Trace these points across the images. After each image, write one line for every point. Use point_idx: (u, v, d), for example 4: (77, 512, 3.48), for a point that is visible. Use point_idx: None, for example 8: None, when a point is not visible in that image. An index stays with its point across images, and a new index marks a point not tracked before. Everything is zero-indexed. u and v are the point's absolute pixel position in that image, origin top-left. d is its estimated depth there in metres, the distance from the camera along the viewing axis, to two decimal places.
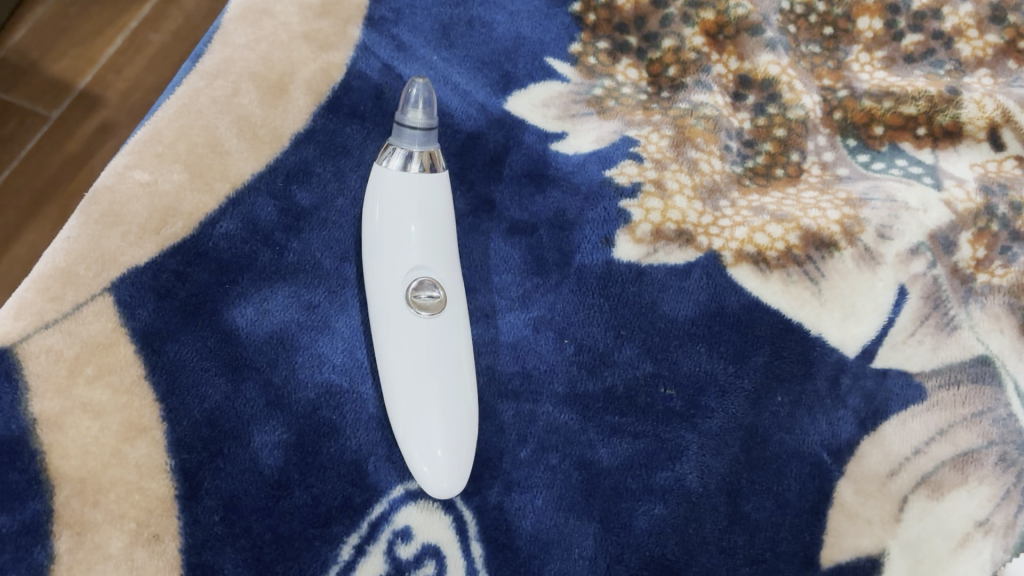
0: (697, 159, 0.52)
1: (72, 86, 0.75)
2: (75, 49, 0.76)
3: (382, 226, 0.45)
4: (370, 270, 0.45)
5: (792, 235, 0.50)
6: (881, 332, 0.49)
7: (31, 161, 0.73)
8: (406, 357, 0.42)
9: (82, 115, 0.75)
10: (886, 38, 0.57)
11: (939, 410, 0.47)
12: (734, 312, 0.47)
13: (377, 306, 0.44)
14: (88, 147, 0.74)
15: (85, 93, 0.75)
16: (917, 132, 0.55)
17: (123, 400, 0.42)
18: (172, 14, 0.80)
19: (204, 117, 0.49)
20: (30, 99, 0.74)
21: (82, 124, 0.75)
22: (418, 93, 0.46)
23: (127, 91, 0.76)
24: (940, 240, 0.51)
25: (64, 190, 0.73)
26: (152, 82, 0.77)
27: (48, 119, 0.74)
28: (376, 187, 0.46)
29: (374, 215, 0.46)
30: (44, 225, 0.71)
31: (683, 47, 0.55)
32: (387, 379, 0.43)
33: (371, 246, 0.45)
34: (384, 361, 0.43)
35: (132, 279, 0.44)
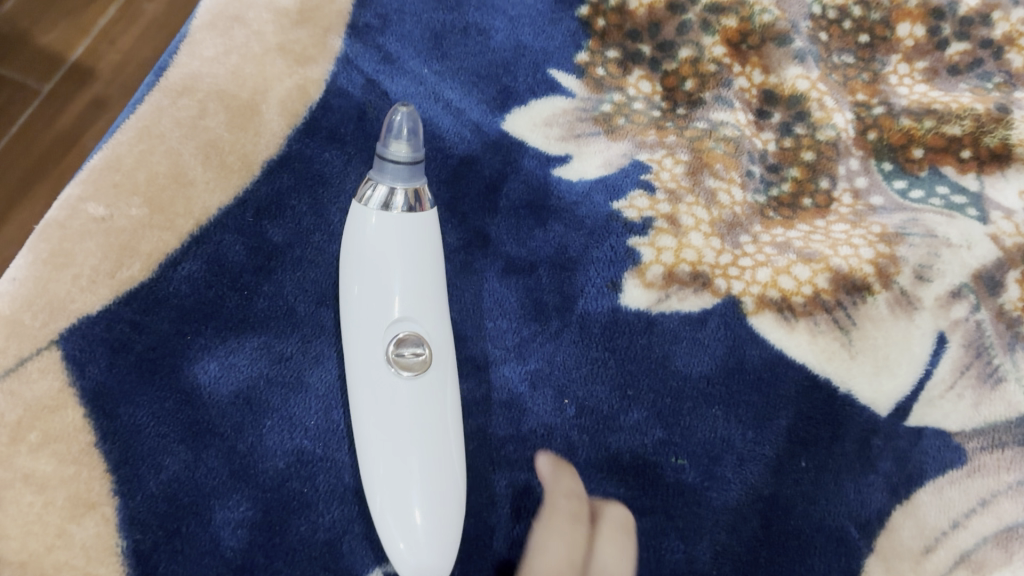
0: (716, 190, 0.47)
1: (64, 57, 0.70)
2: (67, 19, 0.71)
3: (360, 272, 0.40)
4: (348, 322, 0.40)
5: (821, 278, 0.45)
6: (916, 385, 0.44)
7: (24, 136, 0.68)
8: (382, 423, 0.38)
9: (72, 90, 0.70)
10: (928, 47, 0.51)
11: (981, 476, 0.43)
12: (754, 369, 0.43)
13: (353, 362, 0.39)
14: (81, 122, 0.69)
15: (78, 65, 0.70)
16: (961, 155, 0.49)
17: (70, 471, 0.38)
18: None
19: (166, 142, 0.44)
20: (23, 70, 0.69)
21: (75, 100, 0.70)
22: (402, 121, 0.41)
23: (121, 64, 0.71)
24: (985, 280, 0.46)
25: (57, 168, 0.68)
26: (146, 55, 0.72)
27: (40, 92, 0.69)
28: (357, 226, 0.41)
29: (352, 259, 0.41)
30: (35, 203, 0.67)
31: (701, 59, 0.50)
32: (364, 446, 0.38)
33: (348, 294, 0.40)
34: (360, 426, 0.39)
35: (83, 331, 0.40)
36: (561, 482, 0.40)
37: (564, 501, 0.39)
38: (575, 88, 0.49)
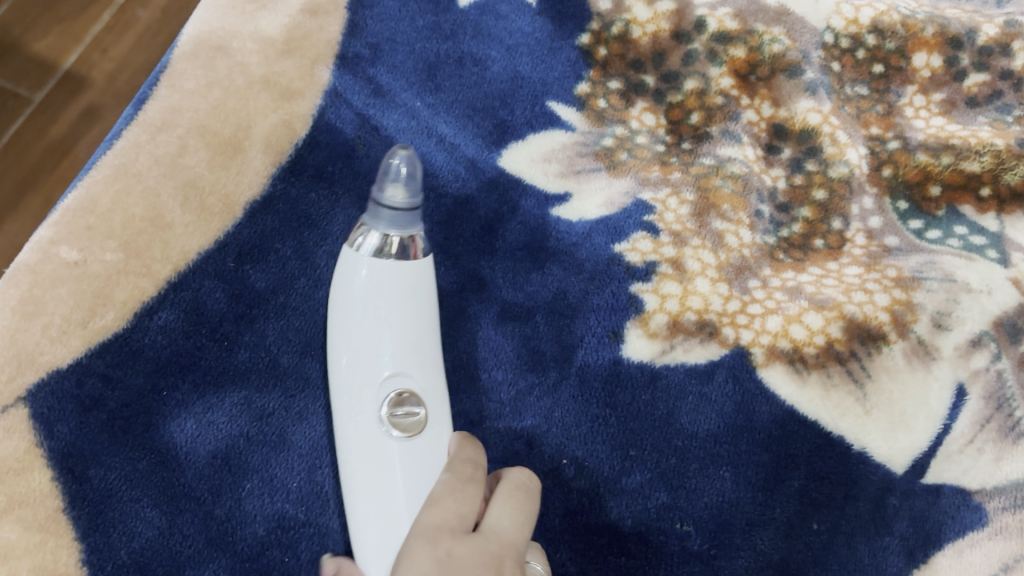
0: (723, 232, 0.44)
1: (56, 64, 0.65)
2: (58, 22, 0.65)
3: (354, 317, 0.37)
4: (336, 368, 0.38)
5: (834, 327, 0.42)
6: (935, 441, 0.42)
7: (10, 148, 0.63)
8: (372, 489, 0.36)
9: (65, 97, 0.64)
10: (945, 77, 0.49)
11: (1004, 538, 0.41)
12: (765, 426, 0.40)
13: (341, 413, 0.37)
14: (73, 132, 0.64)
15: (70, 74, 0.65)
16: (980, 193, 0.47)
17: (36, 539, 0.35)
18: None
19: (143, 181, 0.41)
20: (12, 77, 0.64)
21: (66, 108, 0.64)
22: (400, 165, 0.38)
23: (115, 72, 0.65)
24: (1006, 327, 0.44)
25: (47, 182, 0.63)
26: (141, 62, 0.66)
27: (31, 101, 0.64)
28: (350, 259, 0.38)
29: (342, 296, 0.38)
30: (23, 220, 0.62)
31: (708, 90, 0.48)
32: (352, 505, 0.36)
33: (338, 335, 0.38)
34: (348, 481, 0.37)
35: (52, 386, 0.37)
36: (455, 450, 0.37)
37: (459, 465, 0.36)
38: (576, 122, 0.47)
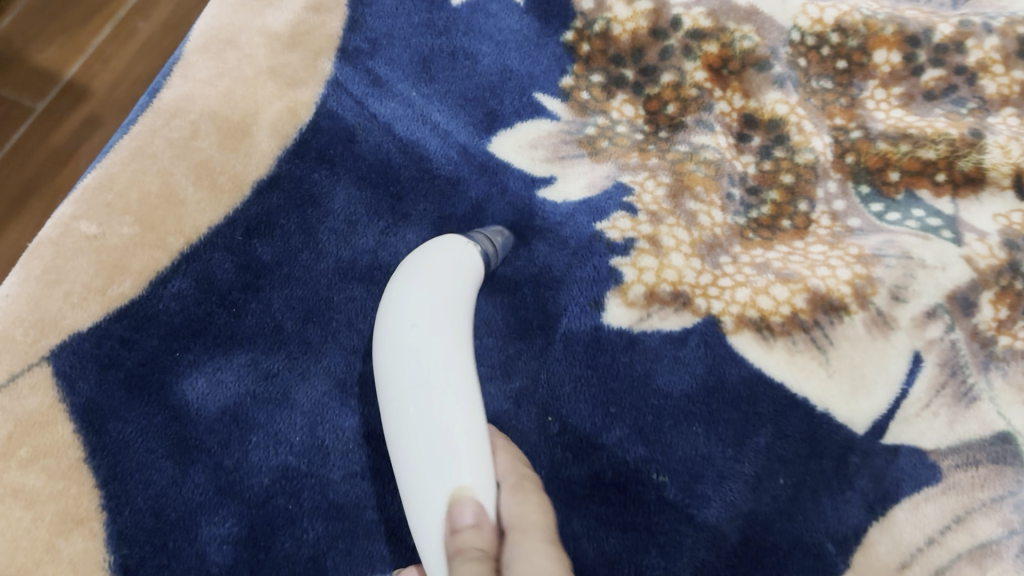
0: (696, 212, 0.48)
1: (60, 75, 0.71)
2: (63, 38, 0.72)
3: (445, 286, 0.40)
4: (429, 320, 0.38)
5: (799, 298, 0.46)
6: (893, 404, 0.45)
7: (16, 154, 0.69)
8: (463, 424, 0.35)
9: (68, 106, 0.70)
10: (904, 73, 0.51)
11: (955, 493, 0.43)
12: (734, 387, 0.44)
13: (432, 352, 0.37)
14: (74, 139, 0.70)
15: (71, 84, 0.71)
16: (936, 178, 0.50)
17: (59, 487, 0.38)
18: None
19: (158, 162, 0.45)
20: (18, 88, 0.70)
21: (69, 117, 0.70)
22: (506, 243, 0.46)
23: (115, 82, 0.71)
24: (959, 301, 0.47)
25: (49, 185, 0.68)
26: (140, 73, 0.72)
27: (33, 110, 0.70)
28: (424, 257, 0.41)
29: (424, 273, 0.40)
30: (25, 221, 0.67)
31: (683, 83, 0.51)
32: (445, 441, 0.34)
33: (422, 297, 0.39)
34: (426, 413, 0.35)
35: (73, 347, 0.41)
36: (501, 466, 0.36)
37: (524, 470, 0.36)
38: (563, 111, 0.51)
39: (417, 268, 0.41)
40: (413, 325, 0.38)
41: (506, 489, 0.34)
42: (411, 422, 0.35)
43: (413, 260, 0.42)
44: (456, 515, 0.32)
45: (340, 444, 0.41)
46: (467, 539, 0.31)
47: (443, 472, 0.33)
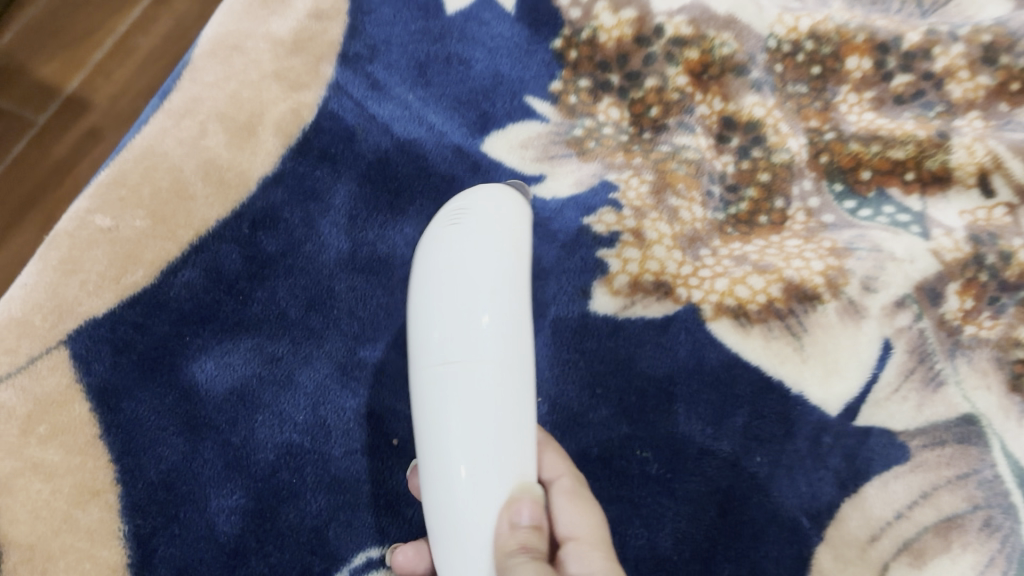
0: (678, 208, 0.50)
1: (60, 88, 0.74)
2: (63, 54, 0.75)
3: (508, 265, 0.39)
4: (510, 289, 0.39)
5: (774, 287, 0.49)
6: (864, 388, 0.47)
7: (18, 165, 0.71)
8: (523, 427, 0.36)
9: (68, 119, 0.73)
10: (875, 78, 0.54)
11: (923, 471, 0.46)
12: (713, 369, 0.47)
13: (496, 337, 0.37)
14: (75, 152, 0.72)
15: (72, 97, 0.74)
16: (905, 177, 0.53)
17: (76, 461, 0.40)
18: (162, 18, 0.78)
19: (169, 159, 0.48)
20: (20, 101, 0.73)
21: (69, 129, 0.73)
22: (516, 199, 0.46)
23: (116, 95, 0.74)
24: (927, 292, 0.50)
25: (50, 197, 0.70)
26: (140, 87, 0.75)
27: (35, 123, 0.73)
28: (486, 221, 0.41)
29: (490, 247, 0.40)
30: (28, 230, 0.69)
31: (666, 87, 0.54)
32: (510, 424, 0.35)
33: (488, 272, 0.39)
34: (491, 404, 0.35)
35: (90, 331, 0.43)
36: (552, 463, 0.40)
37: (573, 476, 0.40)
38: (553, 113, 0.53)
39: (478, 234, 0.40)
40: (479, 301, 0.38)
41: (561, 493, 0.38)
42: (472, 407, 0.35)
43: (480, 218, 0.41)
44: (516, 510, 0.34)
45: (341, 423, 0.43)
46: (525, 534, 0.33)
47: (501, 472, 0.35)
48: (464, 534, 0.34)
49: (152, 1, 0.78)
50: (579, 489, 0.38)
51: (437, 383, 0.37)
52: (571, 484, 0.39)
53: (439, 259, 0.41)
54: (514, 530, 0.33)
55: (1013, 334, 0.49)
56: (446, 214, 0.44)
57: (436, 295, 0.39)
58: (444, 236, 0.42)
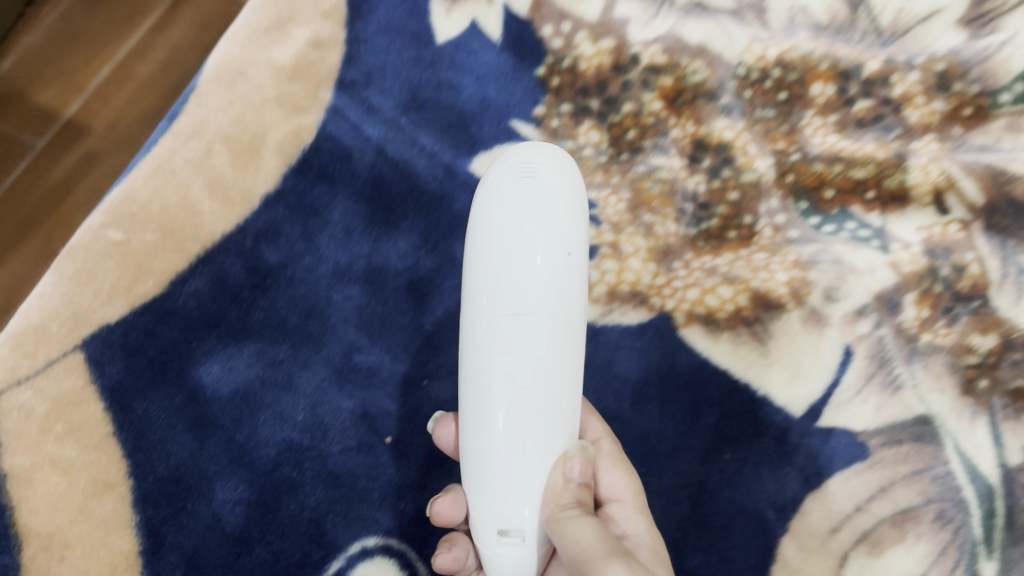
0: (652, 223, 0.55)
1: (59, 114, 0.81)
2: (63, 79, 0.82)
3: (576, 235, 0.43)
4: (566, 264, 0.42)
5: (742, 296, 0.52)
6: (827, 391, 0.51)
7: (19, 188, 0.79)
8: (563, 392, 0.41)
9: (66, 143, 0.80)
10: (838, 103, 0.56)
11: (880, 467, 0.49)
12: (684, 372, 0.51)
13: (561, 303, 0.41)
14: (73, 175, 0.80)
15: (71, 121, 0.81)
16: (866, 195, 0.55)
17: (91, 457, 0.44)
18: (160, 43, 0.83)
19: (177, 177, 0.51)
20: (19, 126, 0.80)
21: (68, 153, 0.80)
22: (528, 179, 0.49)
23: (113, 120, 0.81)
24: (886, 302, 0.53)
25: (47, 219, 0.79)
26: (137, 112, 0.81)
27: (33, 146, 0.80)
28: (556, 183, 0.44)
29: (563, 211, 0.43)
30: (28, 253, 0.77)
31: (642, 112, 0.57)
32: (552, 393, 0.40)
33: (561, 237, 0.42)
34: (552, 367, 0.40)
35: (103, 337, 0.46)
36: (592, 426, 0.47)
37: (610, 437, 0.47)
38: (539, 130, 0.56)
39: (548, 197, 0.43)
40: (552, 263, 0.41)
41: (604, 457, 0.46)
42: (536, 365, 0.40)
43: (545, 187, 0.43)
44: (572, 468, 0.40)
45: (338, 422, 0.47)
46: (580, 492, 0.39)
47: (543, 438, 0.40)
48: (511, 489, 0.40)
49: (153, 25, 0.83)
50: (619, 453, 0.46)
51: (498, 331, 0.41)
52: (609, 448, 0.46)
53: (506, 204, 0.43)
54: (569, 485, 0.39)
55: (966, 340, 0.51)
56: (510, 160, 0.45)
57: (499, 244, 0.42)
58: (513, 184, 0.43)
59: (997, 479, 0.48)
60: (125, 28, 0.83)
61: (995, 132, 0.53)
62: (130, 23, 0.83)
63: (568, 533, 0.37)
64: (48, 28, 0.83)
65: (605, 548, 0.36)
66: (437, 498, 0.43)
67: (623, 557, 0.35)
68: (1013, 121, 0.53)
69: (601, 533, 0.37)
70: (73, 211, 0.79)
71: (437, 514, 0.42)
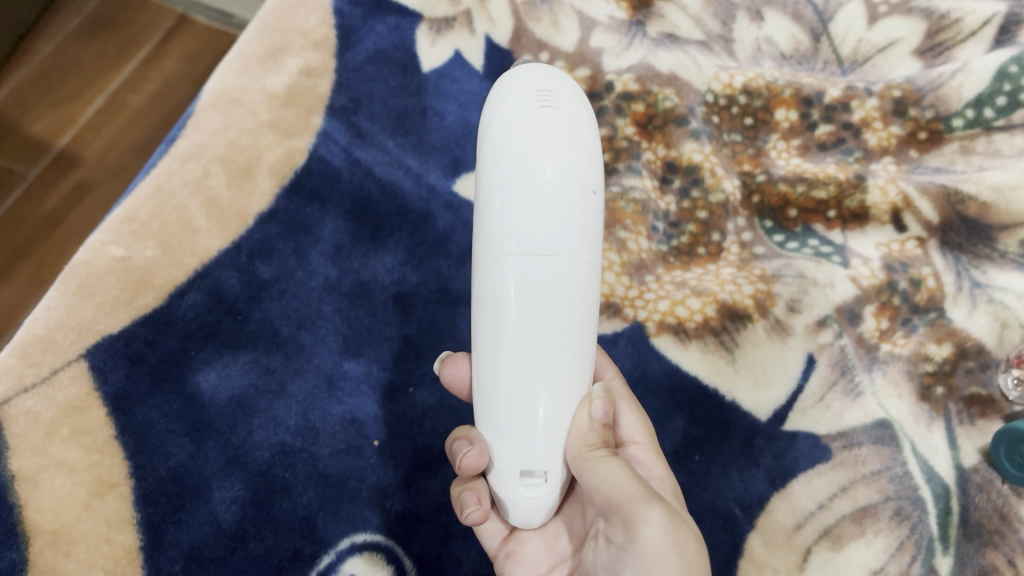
0: (625, 240, 0.58)
1: (51, 145, 0.84)
2: (55, 111, 0.85)
3: (587, 158, 0.43)
4: (576, 198, 0.41)
5: (710, 308, 0.56)
6: (791, 397, 0.54)
7: (10, 217, 0.81)
8: (577, 328, 0.40)
9: (60, 172, 0.83)
10: (801, 128, 0.60)
11: (841, 468, 0.52)
12: (655, 378, 0.54)
13: (571, 229, 0.41)
14: (65, 204, 0.82)
15: (63, 152, 0.84)
16: (827, 214, 0.58)
17: (95, 458, 0.47)
18: (152, 76, 0.88)
19: (176, 198, 0.54)
20: (13, 157, 0.83)
21: (60, 182, 0.83)
22: None
23: (104, 151, 0.84)
24: (846, 313, 0.55)
25: (38, 246, 0.80)
26: (128, 142, 0.85)
27: (26, 176, 0.82)
28: (566, 109, 0.43)
29: (570, 144, 0.42)
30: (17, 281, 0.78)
31: (616, 136, 0.60)
32: (568, 329, 0.40)
33: (570, 157, 0.42)
34: (563, 303, 0.40)
35: (105, 346, 0.49)
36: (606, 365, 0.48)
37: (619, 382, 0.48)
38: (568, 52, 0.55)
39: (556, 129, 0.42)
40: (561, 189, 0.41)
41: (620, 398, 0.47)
42: (548, 278, 0.40)
43: (553, 120, 0.42)
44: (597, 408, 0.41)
45: (328, 426, 0.50)
46: (603, 431, 0.41)
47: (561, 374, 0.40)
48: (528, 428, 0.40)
49: (142, 62, 0.88)
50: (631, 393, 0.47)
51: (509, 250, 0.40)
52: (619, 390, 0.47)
53: (512, 136, 0.42)
54: (592, 424, 0.41)
55: (923, 349, 0.54)
56: (522, 86, 0.45)
57: (509, 166, 0.42)
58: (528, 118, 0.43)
59: (952, 479, 0.51)
60: (117, 62, 0.88)
61: (948, 155, 0.58)
62: (122, 57, 0.88)
63: (601, 477, 0.39)
64: (41, 61, 0.87)
65: (642, 491, 0.39)
66: (465, 454, 0.42)
67: (661, 502, 0.39)
68: (965, 144, 0.58)
69: (632, 472, 0.40)
70: (66, 239, 0.80)
71: (463, 466, 0.42)
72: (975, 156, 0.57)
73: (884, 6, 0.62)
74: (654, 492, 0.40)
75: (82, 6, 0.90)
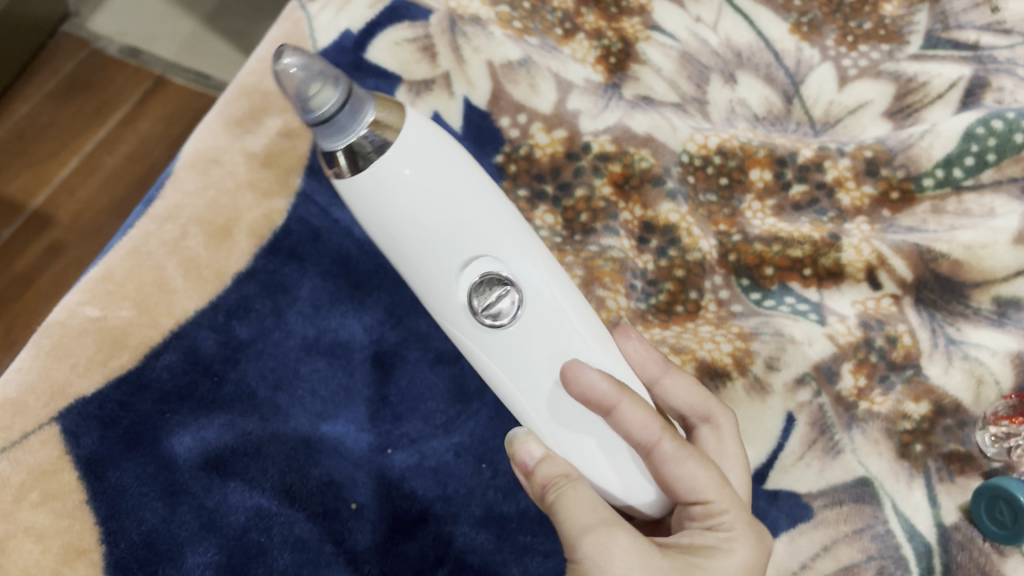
0: (604, 298, 0.58)
1: (25, 205, 0.84)
2: (30, 171, 0.85)
3: (406, 201, 0.38)
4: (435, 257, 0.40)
5: (688, 367, 0.56)
6: (771, 456, 0.54)
7: None
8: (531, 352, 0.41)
9: (32, 233, 0.83)
10: (775, 187, 0.60)
11: (824, 527, 0.51)
12: None
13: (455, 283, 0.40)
14: (36, 265, 0.82)
15: (38, 212, 0.84)
16: (803, 273, 0.58)
17: (64, 524, 0.46)
18: (127, 136, 0.88)
19: (153, 258, 0.54)
20: None
21: (33, 243, 0.83)
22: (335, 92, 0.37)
23: (78, 212, 0.84)
24: (825, 371, 0.55)
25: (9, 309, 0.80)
26: (103, 204, 0.85)
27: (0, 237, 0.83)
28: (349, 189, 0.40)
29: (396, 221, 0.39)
30: None
31: (593, 197, 0.60)
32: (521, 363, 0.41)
33: (397, 247, 0.40)
34: (503, 349, 0.41)
35: (78, 409, 0.48)
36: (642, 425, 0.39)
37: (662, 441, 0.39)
38: (382, 120, 0.38)
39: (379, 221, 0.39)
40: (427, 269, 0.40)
41: (669, 460, 0.38)
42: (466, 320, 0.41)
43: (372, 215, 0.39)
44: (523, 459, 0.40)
45: (306, 488, 0.49)
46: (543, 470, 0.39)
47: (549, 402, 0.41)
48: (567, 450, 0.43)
49: (120, 122, 0.89)
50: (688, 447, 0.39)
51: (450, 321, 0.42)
52: (715, 428, 0.46)
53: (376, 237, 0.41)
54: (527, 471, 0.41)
55: (901, 407, 0.54)
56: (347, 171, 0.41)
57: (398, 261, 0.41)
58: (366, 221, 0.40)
59: (934, 537, 0.51)
60: (94, 122, 0.88)
61: (920, 215, 0.58)
62: (99, 117, 0.88)
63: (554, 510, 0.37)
64: (17, 121, 0.87)
65: (580, 524, 0.36)
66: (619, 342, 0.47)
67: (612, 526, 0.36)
68: (936, 204, 0.58)
69: (595, 502, 0.37)
70: (38, 299, 0.81)
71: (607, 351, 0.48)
72: (946, 216, 0.58)
73: (853, 69, 0.64)
74: (604, 522, 0.36)
75: (60, 66, 0.91)
